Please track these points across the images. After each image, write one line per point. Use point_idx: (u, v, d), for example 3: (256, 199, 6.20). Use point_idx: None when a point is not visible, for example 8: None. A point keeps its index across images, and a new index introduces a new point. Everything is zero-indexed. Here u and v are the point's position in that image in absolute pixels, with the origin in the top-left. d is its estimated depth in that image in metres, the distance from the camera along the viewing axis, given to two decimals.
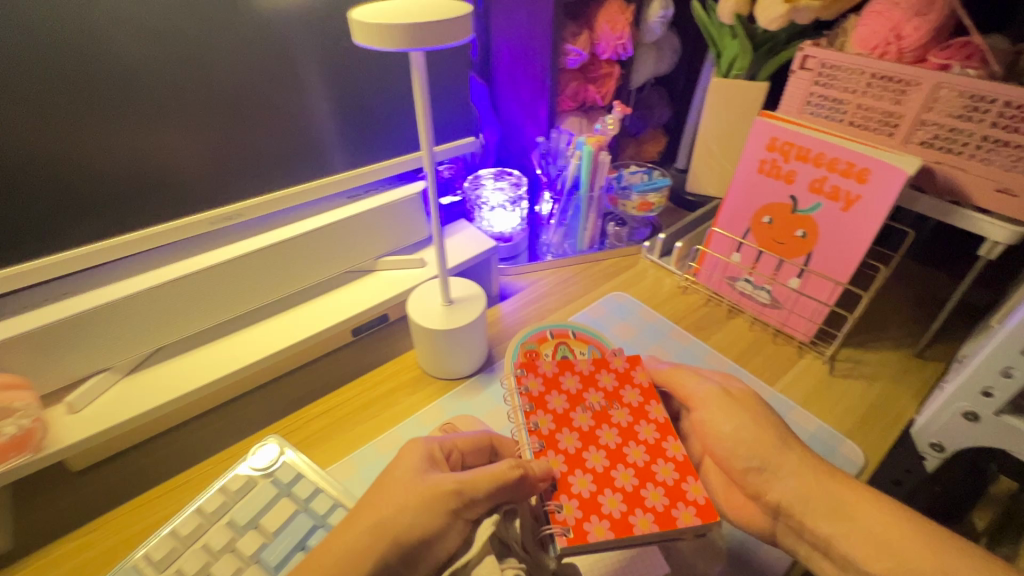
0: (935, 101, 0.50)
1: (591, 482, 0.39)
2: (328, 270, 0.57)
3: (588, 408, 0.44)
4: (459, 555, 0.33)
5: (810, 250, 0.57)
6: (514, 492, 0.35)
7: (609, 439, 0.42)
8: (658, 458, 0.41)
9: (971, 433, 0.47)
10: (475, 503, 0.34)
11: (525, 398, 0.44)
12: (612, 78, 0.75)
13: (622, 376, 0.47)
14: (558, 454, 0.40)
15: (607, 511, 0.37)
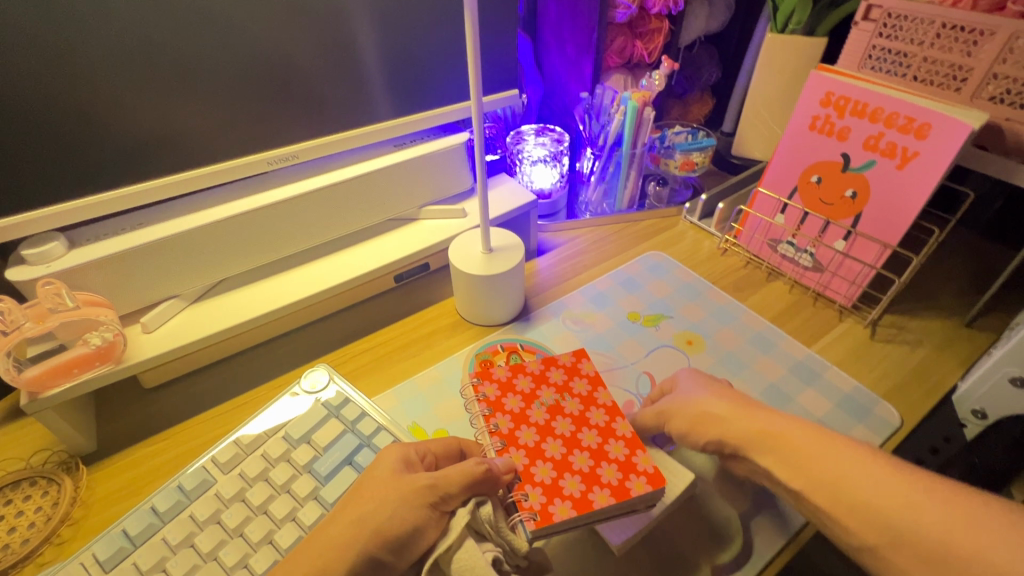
0: (1010, 52, 0.47)
1: (551, 469, 0.39)
2: (374, 216, 0.60)
3: (542, 403, 0.44)
4: (438, 543, 0.34)
5: (859, 210, 0.55)
6: (485, 486, 0.36)
7: (563, 429, 0.42)
8: (609, 438, 0.42)
9: (1018, 400, 0.46)
10: (450, 497, 0.35)
11: (483, 403, 0.44)
12: (660, 34, 0.74)
13: (570, 369, 0.47)
14: (518, 450, 0.41)
15: (568, 492, 0.38)
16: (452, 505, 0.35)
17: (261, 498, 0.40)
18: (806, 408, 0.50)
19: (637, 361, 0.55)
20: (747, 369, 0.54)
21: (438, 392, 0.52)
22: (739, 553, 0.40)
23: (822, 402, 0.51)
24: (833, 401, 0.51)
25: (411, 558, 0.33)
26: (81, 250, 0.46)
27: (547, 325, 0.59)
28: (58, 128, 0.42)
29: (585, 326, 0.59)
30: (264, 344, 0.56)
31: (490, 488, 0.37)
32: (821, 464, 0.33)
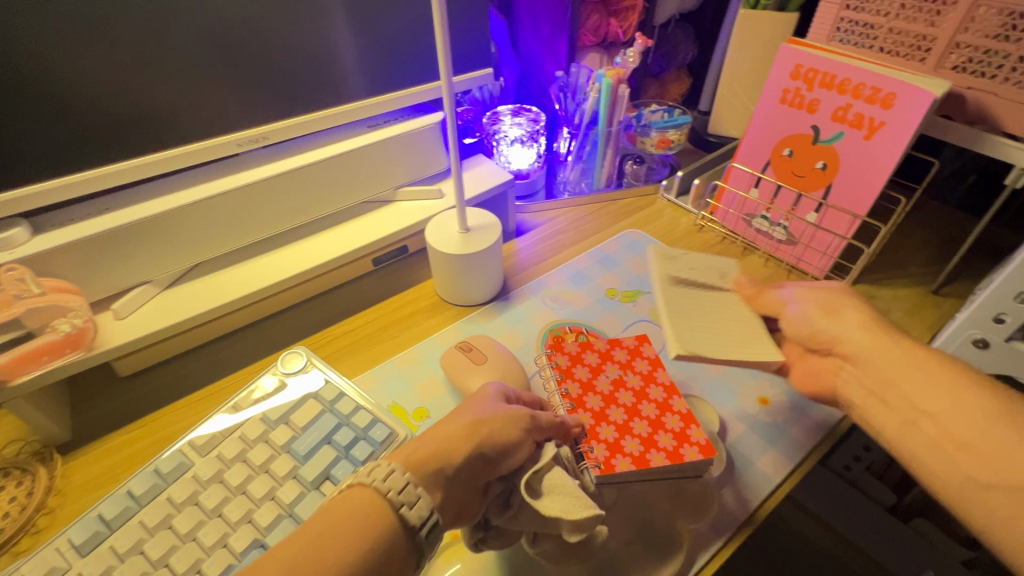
0: (971, 20, 0.47)
1: (614, 430, 0.41)
2: (350, 198, 0.59)
3: (608, 376, 0.46)
4: (529, 465, 0.35)
5: (829, 182, 0.56)
6: (558, 431, 0.39)
7: (626, 399, 0.44)
8: (666, 411, 0.43)
9: (981, 360, 0.48)
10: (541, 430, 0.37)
11: (555, 369, 0.46)
12: (635, 11, 0.73)
13: (633, 351, 0.49)
14: (585, 412, 0.43)
15: (629, 450, 0.40)
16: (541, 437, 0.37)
17: (238, 479, 0.40)
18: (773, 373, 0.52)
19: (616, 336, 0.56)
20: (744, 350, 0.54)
21: (416, 372, 0.52)
22: (714, 515, 0.41)
23: None
24: None
25: (501, 473, 0.34)
26: (45, 236, 0.45)
27: (525, 304, 0.59)
28: (18, 108, 0.40)
29: (564, 303, 0.59)
30: (242, 329, 0.56)
31: (563, 434, 0.39)
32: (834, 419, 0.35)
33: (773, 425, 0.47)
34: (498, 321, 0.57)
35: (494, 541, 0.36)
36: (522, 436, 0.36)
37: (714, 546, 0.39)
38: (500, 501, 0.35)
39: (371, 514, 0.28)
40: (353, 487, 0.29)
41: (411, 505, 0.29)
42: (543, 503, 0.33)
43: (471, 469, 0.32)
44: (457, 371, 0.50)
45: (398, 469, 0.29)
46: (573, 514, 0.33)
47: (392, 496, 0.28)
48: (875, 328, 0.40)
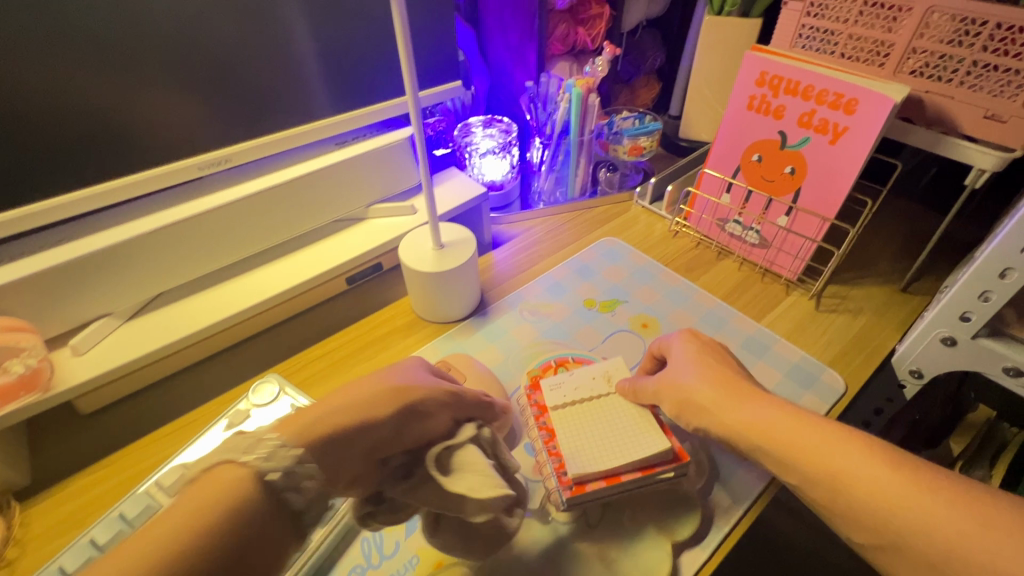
0: (926, 26, 0.49)
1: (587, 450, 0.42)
2: (319, 218, 0.58)
3: None
4: (441, 441, 0.35)
5: (798, 186, 0.57)
6: (489, 413, 0.40)
7: None
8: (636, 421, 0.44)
9: (949, 357, 0.49)
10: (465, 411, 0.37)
11: (534, 406, 0.46)
12: (602, 19, 0.74)
13: None
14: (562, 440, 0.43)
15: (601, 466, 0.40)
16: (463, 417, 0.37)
17: None
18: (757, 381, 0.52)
19: (595, 347, 0.55)
20: None
21: None
22: (698, 529, 0.40)
23: (772, 373, 0.52)
24: (783, 371, 0.52)
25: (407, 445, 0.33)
26: None
27: (504, 318, 0.59)
28: None
29: (542, 316, 0.59)
30: (212, 357, 0.54)
31: (489, 415, 0.40)
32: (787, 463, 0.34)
33: None
34: (477, 337, 0.57)
35: (383, 517, 0.34)
36: (444, 410, 0.36)
37: (699, 561, 0.39)
38: (400, 473, 0.34)
39: (247, 497, 0.26)
40: (226, 468, 0.26)
41: (292, 488, 0.27)
42: (451, 481, 0.33)
43: (379, 433, 0.31)
44: None
45: (287, 446, 0.27)
46: (479, 491, 0.32)
47: (271, 477, 0.26)
48: (720, 407, 0.39)
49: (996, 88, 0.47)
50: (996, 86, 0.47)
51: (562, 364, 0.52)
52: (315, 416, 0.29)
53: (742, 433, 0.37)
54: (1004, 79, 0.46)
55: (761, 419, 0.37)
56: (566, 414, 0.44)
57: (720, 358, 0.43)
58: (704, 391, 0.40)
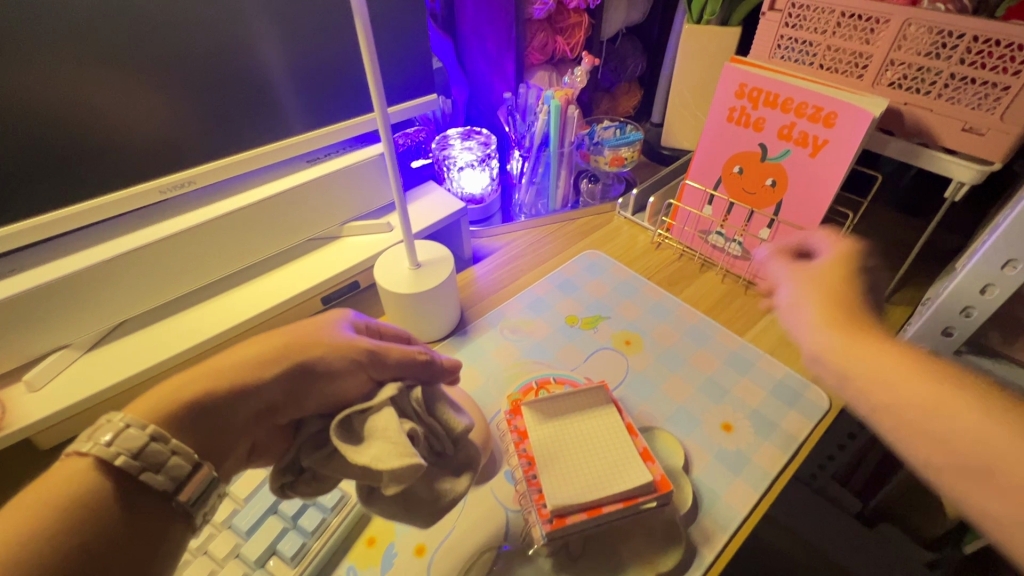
0: (904, 38, 0.48)
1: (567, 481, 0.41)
2: (292, 238, 0.56)
3: None
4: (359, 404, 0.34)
5: (779, 199, 0.57)
6: (427, 371, 0.38)
7: None
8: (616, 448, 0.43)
9: None
10: (386, 366, 0.36)
11: (514, 432, 0.45)
12: (581, 28, 0.73)
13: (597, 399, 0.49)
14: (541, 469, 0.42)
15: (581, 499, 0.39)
16: (382, 375, 0.36)
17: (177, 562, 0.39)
18: (741, 399, 0.51)
19: (577, 366, 0.54)
20: (726, 395, 0.51)
21: None
22: (681, 560, 0.39)
23: (757, 390, 0.51)
24: (768, 388, 0.51)
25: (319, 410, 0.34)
26: None
27: (484, 337, 0.58)
28: None
29: (523, 334, 0.58)
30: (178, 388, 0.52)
31: (425, 373, 0.38)
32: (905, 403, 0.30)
33: (736, 454, 0.46)
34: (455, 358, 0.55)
35: (304, 488, 0.34)
36: (359, 372, 0.35)
37: None
38: (315, 440, 0.33)
39: (99, 483, 0.26)
40: (73, 458, 0.26)
41: (156, 467, 0.27)
42: (356, 450, 0.31)
43: (268, 396, 0.32)
44: None
45: (132, 426, 0.27)
46: (385, 461, 0.30)
47: (122, 461, 0.26)
48: (820, 330, 0.36)
49: (975, 101, 0.47)
50: (974, 99, 0.46)
51: (543, 386, 0.51)
52: (183, 391, 0.30)
53: (834, 360, 0.35)
54: (982, 92, 0.46)
55: (865, 344, 0.34)
56: (547, 433, 0.45)
57: (846, 281, 0.40)
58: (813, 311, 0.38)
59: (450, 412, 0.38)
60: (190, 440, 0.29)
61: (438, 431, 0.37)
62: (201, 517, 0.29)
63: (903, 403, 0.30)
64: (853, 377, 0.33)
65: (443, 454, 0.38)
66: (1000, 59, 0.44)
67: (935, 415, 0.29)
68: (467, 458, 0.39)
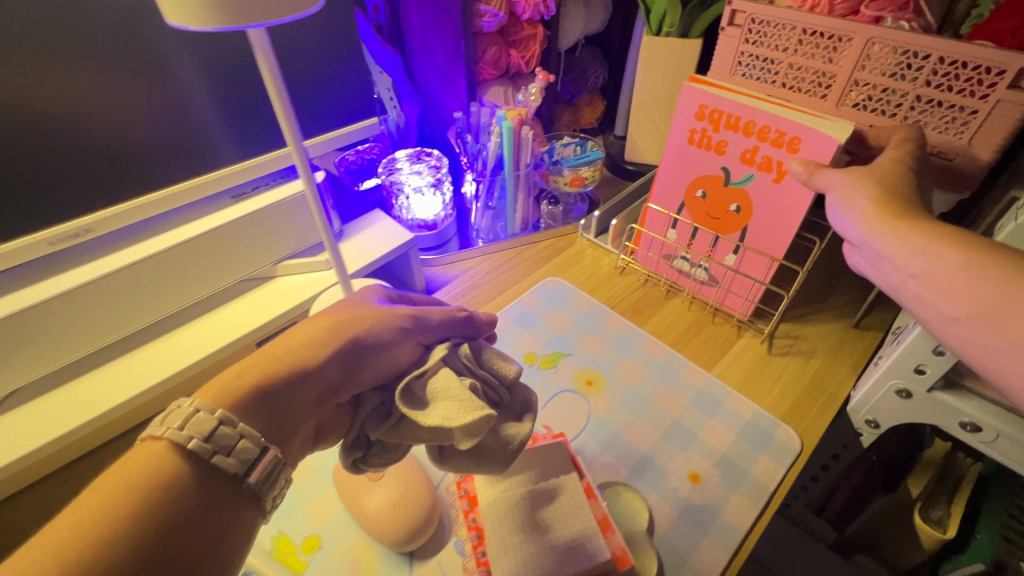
0: (867, 58, 0.45)
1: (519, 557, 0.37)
2: (219, 281, 0.52)
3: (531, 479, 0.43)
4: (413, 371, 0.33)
5: (745, 224, 0.54)
6: (469, 328, 0.39)
7: None
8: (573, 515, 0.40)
9: (905, 409, 0.46)
10: (429, 330, 0.36)
11: (465, 498, 0.41)
12: (536, 40, 0.69)
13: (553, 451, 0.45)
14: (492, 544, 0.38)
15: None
16: (429, 339, 0.35)
17: None
18: (708, 444, 0.48)
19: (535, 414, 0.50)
20: (693, 440, 0.48)
21: (308, 490, 0.45)
22: None
23: (725, 433, 0.48)
24: (735, 430, 0.49)
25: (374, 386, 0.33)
26: None
27: None
28: None
29: None
30: (117, 439, 0.49)
31: (467, 329, 0.38)
32: (984, 293, 0.30)
33: (703, 508, 0.43)
34: None
35: (377, 459, 0.33)
36: (410, 338, 0.35)
37: None
38: (381, 414, 0.33)
39: (172, 470, 0.25)
40: (149, 443, 0.25)
41: (227, 450, 0.26)
42: (425, 414, 0.30)
43: (329, 373, 0.31)
44: (350, 487, 0.42)
45: (202, 411, 0.26)
46: (455, 417, 0.29)
47: (194, 445, 0.25)
48: (873, 223, 0.36)
49: (941, 125, 0.44)
50: (940, 122, 0.44)
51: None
52: (247, 375, 0.29)
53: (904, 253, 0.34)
54: (948, 116, 0.44)
55: (914, 228, 0.34)
56: (501, 495, 0.41)
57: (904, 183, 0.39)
58: (863, 205, 0.38)
59: (503, 364, 0.36)
60: (256, 422, 0.28)
61: (494, 382, 0.35)
62: (271, 505, 0.28)
63: (941, 269, 0.32)
64: (897, 254, 0.34)
65: (504, 405, 0.35)
66: (967, 82, 0.42)
67: (966, 272, 0.31)
68: (523, 406, 0.36)
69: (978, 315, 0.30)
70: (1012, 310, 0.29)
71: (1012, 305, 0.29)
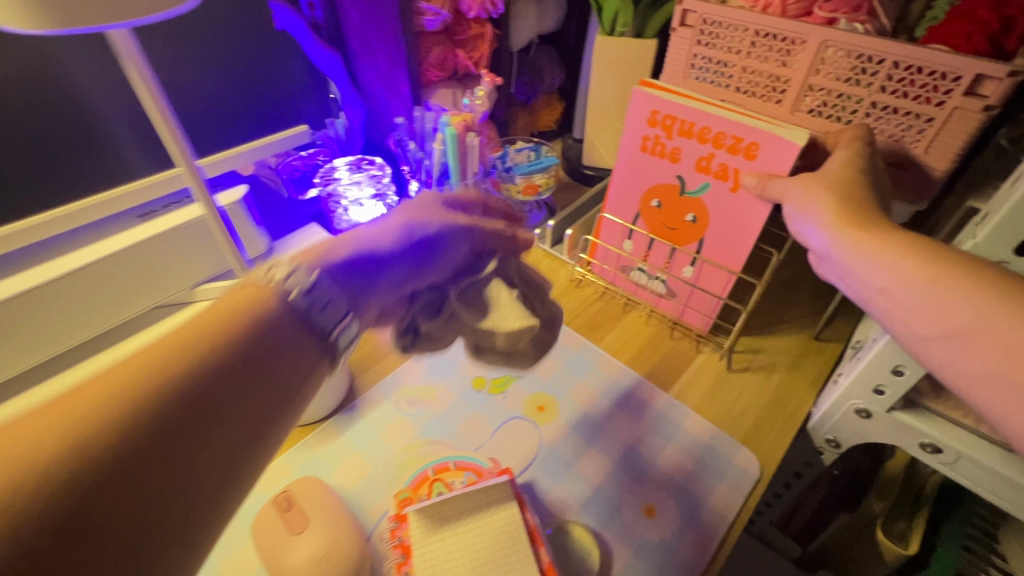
0: (821, 62, 0.43)
1: None
2: (127, 311, 0.47)
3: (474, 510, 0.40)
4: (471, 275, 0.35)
5: (702, 235, 0.51)
6: (512, 245, 0.38)
7: None
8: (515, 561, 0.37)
9: (865, 429, 0.44)
10: (486, 241, 0.36)
11: (398, 549, 0.38)
12: (484, 40, 0.65)
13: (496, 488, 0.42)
14: None
15: None
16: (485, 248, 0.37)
17: None
18: (665, 472, 0.45)
19: (481, 445, 0.46)
20: (650, 468, 0.45)
21: (224, 544, 0.40)
22: None
23: (682, 459, 0.46)
24: (693, 456, 0.46)
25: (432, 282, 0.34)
26: None
27: (374, 414, 0.49)
28: None
29: (422, 407, 0.49)
30: None
31: (512, 244, 0.38)
32: (958, 312, 0.27)
33: (659, 545, 0.40)
34: (340, 444, 0.46)
35: (421, 346, 0.36)
36: (465, 242, 0.35)
37: None
38: (434, 307, 0.35)
39: (252, 320, 0.26)
40: (249, 291, 0.27)
41: (320, 304, 0.28)
42: (488, 316, 0.34)
43: (397, 263, 0.32)
44: (272, 543, 0.38)
45: (300, 270, 0.28)
46: (509, 323, 0.34)
47: (291, 298, 0.27)
48: (834, 237, 0.33)
49: (896, 133, 0.42)
50: (896, 130, 0.42)
51: (438, 477, 0.43)
52: (321, 248, 0.30)
53: (867, 271, 0.31)
54: (904, 124, 0.42)
55: (876, 244, 0.31)
56: (438, 545, 0.37)
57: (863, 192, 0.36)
58: (823, 211, 0.35)
59: (534, 273, 0.39)
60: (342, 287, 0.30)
61: (529, 291, 0.38)
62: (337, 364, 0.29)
63: (907, 287, 0.29)
64: (860, 270, 0.32)
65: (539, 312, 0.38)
66: (923, 88, 0.39)
67: (934, 287, 0.28)
68: (553, 317, 0.38)
69: (956, 336, 0.27)
70: (992, 333, 0.25)
71: (985, 326, 0.26)
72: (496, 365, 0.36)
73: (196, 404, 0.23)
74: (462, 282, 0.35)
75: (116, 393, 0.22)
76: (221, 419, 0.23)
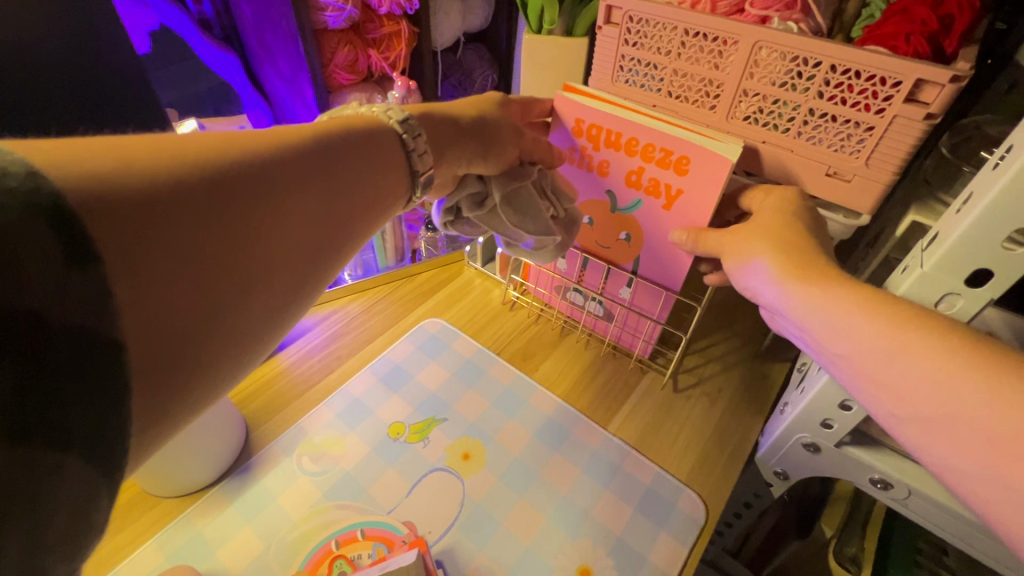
0: (755, 64, 0.39)
1: None
2: None
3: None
4: (516, 181, 0.39)
5: (636, 255, 0.46)
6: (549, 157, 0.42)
7: None
8: None
9: (815, 463, 0.41)
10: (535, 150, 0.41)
11: None
12: (400, 38, 0.59)
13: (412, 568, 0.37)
14: None
15: None
16: (528, 158, 0.40)
17: None
18: (602, 524, 0.40)
19: (395, 506, 0.40)
20: (585, 520, 0.40)
21: None
22: None
23: (621, 508, 0.41)
24: (632, 502, 0.41)
25: (483, 177, 0.39)
26: None
27: (272, 475, 0.42)
28: None
29: (328, 463, 0.43)
30: None
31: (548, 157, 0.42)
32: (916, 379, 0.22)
33: None
34: (226, 518, 0.39)
35: (461, 225, 0.43)
36: (515, 145, 0.39)
37: None
38: (479, 198, 0.41)
39: (357, 133, 0.28)
40: (367, 116, 0.30)
41: (413, 136, 0.30)
42: (522, 223, 0.41)
43: (474, 134, 0.36)
44: None
45: (413, 120, 0.31)
46: (532, 230, 0.41)
47: (399, 131, 0.30)
48: (782, 284, 0.29)
49: (836, 142, 0.38)
50: (835, 139, 0.38)
51: (341, 553, 0.37)
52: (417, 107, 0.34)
53: (815, 321, 0.27)
54: (843, 132, 0.38)
55: (825, 292, 0.27)
56: None
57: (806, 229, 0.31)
58: (776, 260, 0.30)
59: (556, 181, 0.43)
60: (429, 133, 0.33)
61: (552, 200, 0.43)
62: (415, 200, 0.33)
63: (864, 348, 0.24)
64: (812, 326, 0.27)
65: (558, 217, 0.44)
66: (861, 94, 0.36)
67: (900, 358, 0.23)
68: (570, 217, 0.44)
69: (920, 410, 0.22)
70: (962, 411, 0.20)
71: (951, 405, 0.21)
72: (519, 252, 0.45)
73: (301, 164, 0.24)
74: (507, 184, 0.39)
75: (221, 151, 0.21)
76: (280, 217, 0.22)
